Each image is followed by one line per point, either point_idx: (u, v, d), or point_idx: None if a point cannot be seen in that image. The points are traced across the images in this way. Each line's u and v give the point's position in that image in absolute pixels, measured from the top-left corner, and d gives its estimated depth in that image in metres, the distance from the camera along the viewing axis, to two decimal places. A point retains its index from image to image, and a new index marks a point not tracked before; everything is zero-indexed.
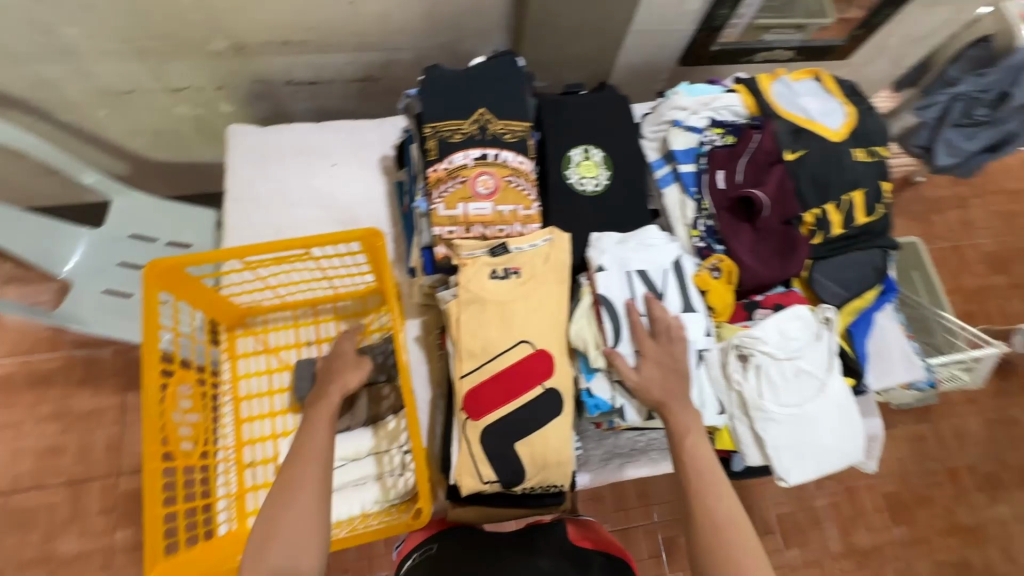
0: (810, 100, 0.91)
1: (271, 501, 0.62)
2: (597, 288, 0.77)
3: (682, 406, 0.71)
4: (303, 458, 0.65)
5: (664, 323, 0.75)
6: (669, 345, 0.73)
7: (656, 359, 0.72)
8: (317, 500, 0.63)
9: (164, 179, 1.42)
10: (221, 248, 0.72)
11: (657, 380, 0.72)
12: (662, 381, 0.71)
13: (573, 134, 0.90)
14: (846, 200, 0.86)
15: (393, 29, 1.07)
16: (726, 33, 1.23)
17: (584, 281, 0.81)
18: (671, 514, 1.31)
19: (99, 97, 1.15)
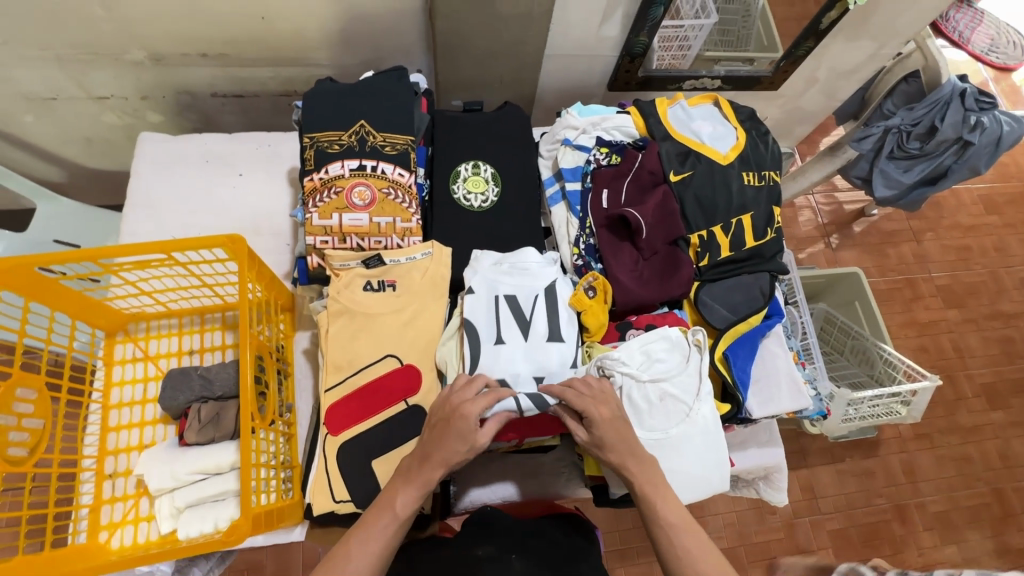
0: (703, 124, 0.91)
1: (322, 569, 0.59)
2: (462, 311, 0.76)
3: (639, 457, 0.66)
4: (379, 524, 0.62)
5: (590, 382, 0.69)
6: (610, 405, 0.67)
7: (604, 421, 0.66)
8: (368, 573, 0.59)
9: (100, 187, 1.43)
10: (74, 250, 0.71)
11: (610, 442, 0.66)
12: (616, 442, 0.66)
13: (466, 150, 0.90)
14: (734, 223, 0.86)
15: (311, 45, 1.09)
16: (671, 62, 1.32)
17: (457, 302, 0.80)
18: (610, 545, 1.26)
19: (23, 103, 1.15)
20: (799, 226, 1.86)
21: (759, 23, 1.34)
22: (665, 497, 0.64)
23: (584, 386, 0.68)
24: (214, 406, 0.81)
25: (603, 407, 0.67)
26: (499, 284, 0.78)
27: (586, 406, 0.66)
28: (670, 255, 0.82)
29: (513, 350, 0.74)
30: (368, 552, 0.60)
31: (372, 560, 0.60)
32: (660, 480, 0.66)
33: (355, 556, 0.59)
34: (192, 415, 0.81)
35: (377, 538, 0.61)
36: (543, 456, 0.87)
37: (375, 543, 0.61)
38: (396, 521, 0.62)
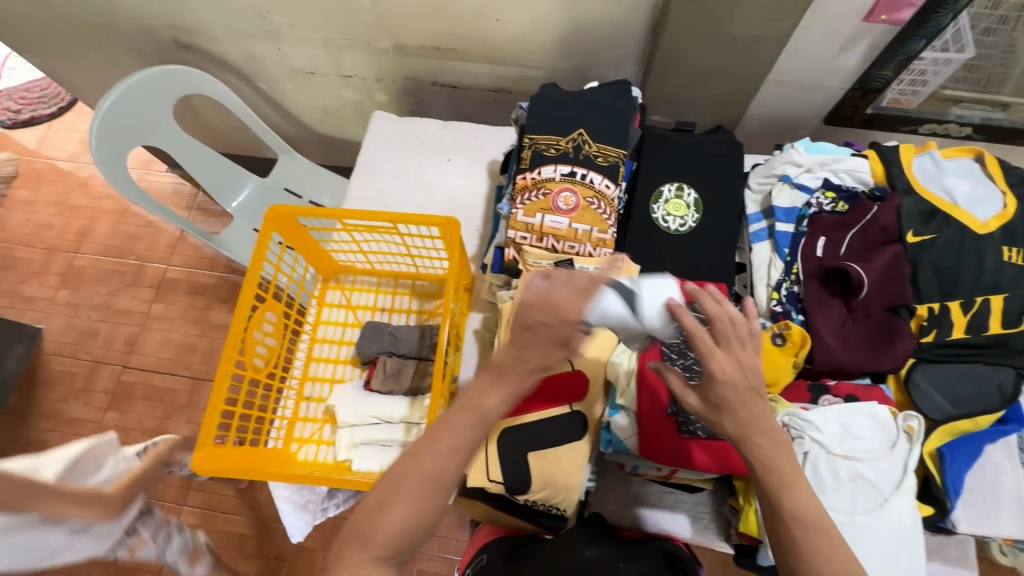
0: (958, 182, 0.79)
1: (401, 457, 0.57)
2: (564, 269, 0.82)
3: (769, 435, 0.56)
4: (453, 420, 0.57)
5: (724, 324, 0.56)
6: (738, 361, 0.55)
7: (729, 380, 0.55)
8: (447, 468, 0.56)
9: (322, 150, 1.67)
10: (328, 208, 0.85)
11: (733, 408, 0.56)
12: (739, 409, 0.56)
13: (671, 170, 0.88)
14: (978, 302, 0.73)
15: (531, 48, 1.15)
16: (897, 97, 1.11)
17: None
18: None
19: (289, 74, 1.37)
20: None
21: None
22: (798, 496, 0.54)
23: (717, 329, 0.56)
24: (397, 362, 0.92)
25: (729, 359, 0.55)
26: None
27: (706, 356, 0.55)
28: (886, 322, 0.73)
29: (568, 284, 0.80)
30: (450, 445, 0.57)
31: (455, 453, 0.57)
32: (791, 480, 0.55)
33: (439, 437, 0.56)
34: (378, 364, 0.92)
35: (460, 430, 0.57)
36: (682, 492, 0.84)
37: (463, 440, 0.57)
38: (479, 414, 0.57)
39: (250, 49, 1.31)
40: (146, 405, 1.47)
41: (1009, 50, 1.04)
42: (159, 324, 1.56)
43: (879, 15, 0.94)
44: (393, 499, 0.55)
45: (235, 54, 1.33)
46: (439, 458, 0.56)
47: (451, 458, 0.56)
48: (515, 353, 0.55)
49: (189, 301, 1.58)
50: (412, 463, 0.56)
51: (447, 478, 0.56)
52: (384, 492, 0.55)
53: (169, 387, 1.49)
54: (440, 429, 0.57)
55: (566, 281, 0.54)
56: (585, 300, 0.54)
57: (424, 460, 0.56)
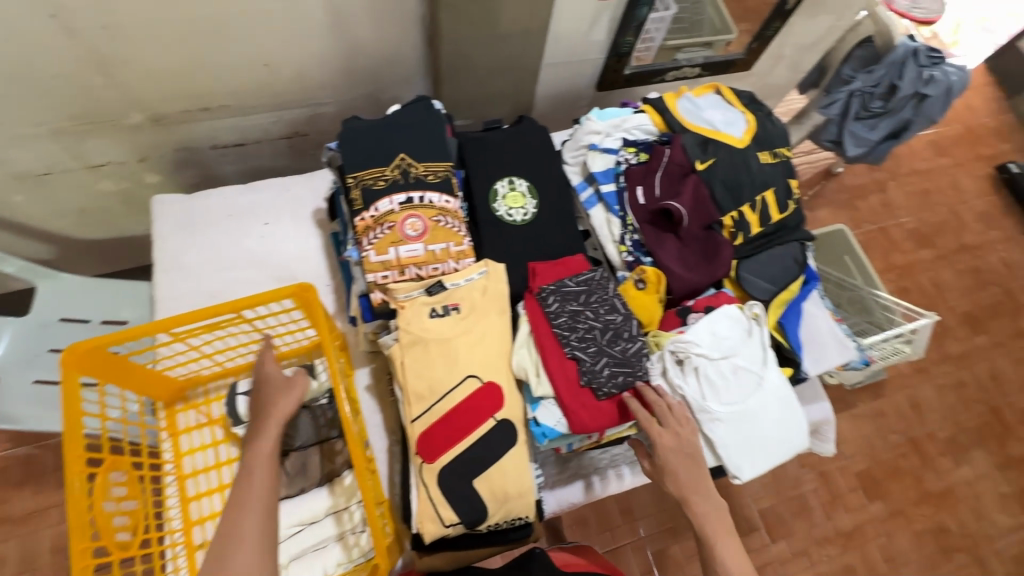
0: (712, 113, 0.97)
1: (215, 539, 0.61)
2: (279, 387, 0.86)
3: (703, 496, 0.73)
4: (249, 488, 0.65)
5: (666, 408, 0.74)
6: (676, 437, 0.73)
7: (670, 452, 0.73)
8: (261, 530, 0.62)
9: (94, 259, 1.37)
10: (142, 323, 0.70)
11: (674, 473, 0.74)
12: (677, 475, 0.73)
13: (497, 168, 0.92)
14: (759, 200, 0.92)
15: (313, 85, 1.09)
16: (637, 56, 1.31)
17: (522, 310, 0.83)
18: (658, 526, 1.26)
19: (14, 183, 1.09)
20: None
21: (710, 8, 1.31)
22: (725, 547, 0.71)
23: (659, 413, 0.74)
24: (299, 456, 0.82)
25: (670, 438, 0.73)
26: (564, 309, 0.80)
27: (653, 436, 0.73)
28: (707, 239, 0.87)
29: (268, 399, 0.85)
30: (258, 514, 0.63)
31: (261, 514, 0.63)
32: (723, 529, 0.73)
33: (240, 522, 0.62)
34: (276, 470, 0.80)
35: (253, 502, 0.64)
36: (615, 448, 0.91)
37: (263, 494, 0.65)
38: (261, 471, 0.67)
39: None
40: None
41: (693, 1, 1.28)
42: None
43: None
44: (235, 553, 0.60)
45: None
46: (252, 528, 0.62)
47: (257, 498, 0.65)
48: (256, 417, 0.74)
49: None
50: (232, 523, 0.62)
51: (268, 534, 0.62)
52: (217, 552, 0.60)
53: None
54: (242, 509, 0.63)
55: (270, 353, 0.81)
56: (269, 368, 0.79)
57: (242, 519, 0.62)
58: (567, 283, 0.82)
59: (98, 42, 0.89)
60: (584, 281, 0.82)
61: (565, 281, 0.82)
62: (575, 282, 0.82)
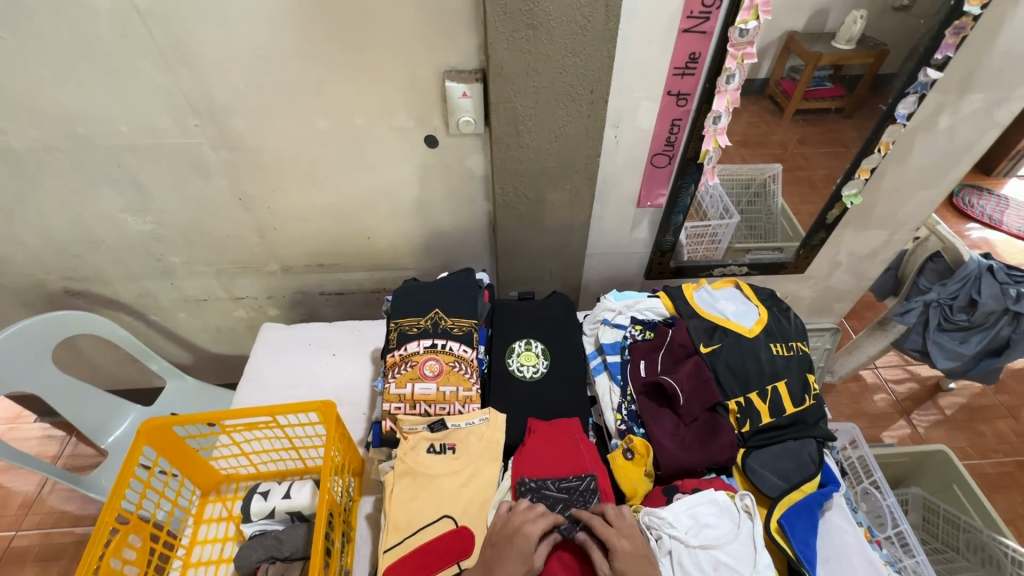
0: (726, 304, 1.03)
1: None
2: (287, 492, 0.94)
3: None
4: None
5: (615, 513, 0.75)
6: (633, 540, 0.71)
7: (627, 553, 0.69)
8: None
9: (216, 369, 1.71)
10: (203, 411, 0.89)
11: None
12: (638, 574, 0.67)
13: (520, 329, 1.06)
14: (770, 390, 0.91)
15: (400, 254, 1.39)
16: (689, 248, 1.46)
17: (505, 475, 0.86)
18: None
19: (183, 304, 1.48)
20: (872, 403, 1.79)
21: (783, 220, 1.49)
22: None
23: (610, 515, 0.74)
24: (281, 566, 0.86)
25: (626, 540, 0.71)
26: None
27: (610, 536, 0.71)
28: (709, 421, 0.87)
29: (276, 503, 0.93)
30: None
31: None
32: None
33: None
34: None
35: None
36: None
37: None
38: None
39: (143, 288, 1.42)
40: None
41: (767, 212, 1.49)
42: None
43: (646, 202, 1.30)
44: None
45: (127, 294, 1.43)
46: None
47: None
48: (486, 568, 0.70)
49: (36, 574, 1.39)
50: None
51: None
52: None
53: None
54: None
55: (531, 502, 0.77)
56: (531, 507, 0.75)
57: None
58: (548, 486, 0.82)
59: (261, 217, 1.28)
60: (567, 490, 0.82)
61: (547, 483, 0.82)
62: (557, 487, 0.82)
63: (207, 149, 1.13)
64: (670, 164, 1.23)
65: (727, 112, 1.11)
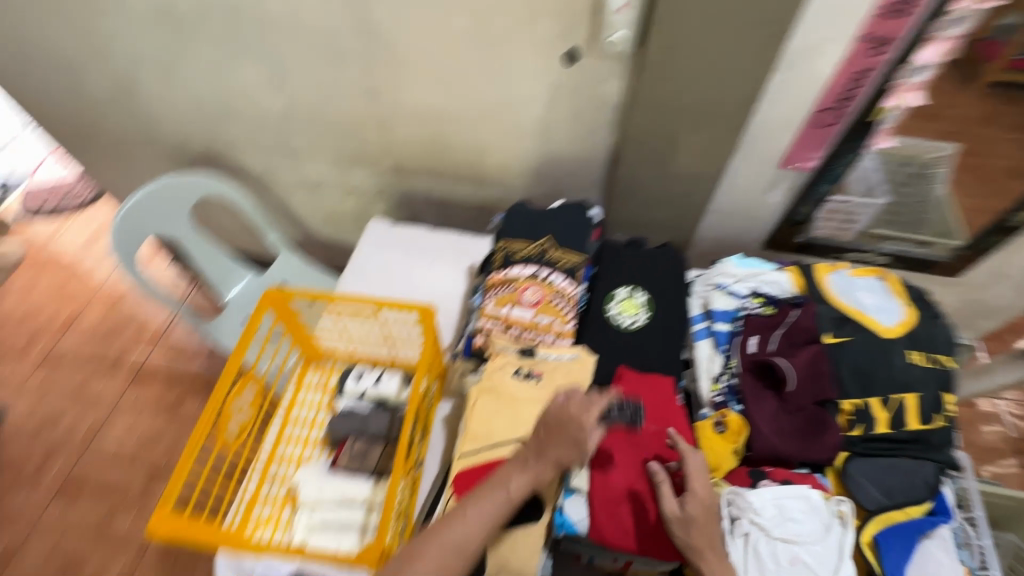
0: (866, 295, 0.92)
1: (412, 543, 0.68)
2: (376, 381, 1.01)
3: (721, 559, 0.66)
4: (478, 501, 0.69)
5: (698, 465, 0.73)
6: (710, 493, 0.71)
7: (704, 501, 0.69)
8: (462, 539, 0.67)
9: (320, 251, 1.82)
10: (318, 291, 0.95)
11: (700, 524, 0.68)
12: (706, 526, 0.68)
13: (625, 275, 1.01)
14: (895, 399, 0.82)
15: (511, 173, 1.35)
16: (819, 226, 1.29)
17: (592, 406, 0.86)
18: None
19: (300, 185, 1.56)
20: (986, 436, 1.59)
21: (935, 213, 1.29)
22: None
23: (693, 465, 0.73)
24: (365, 443, 0.94)
25: (704, 489, 0.71)
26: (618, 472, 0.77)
27: (691, 481, 0.71)
28: (817, 414, 0.81)
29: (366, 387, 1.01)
30: (465, 526, 0.68)
31: (477, 529, 0.68)
32: None
33: (456, 528, 0.67)
34: (346, 446, 0.94)
35: (476, 518, 0.68)
36: None
37: (486, 510, 0.69)
38: (508, 499, 0.70)
39: (268, 163, 1.51)
40: (96, 499, 1.48)
41: (922, 200, 1.29)
42: (131, 412, 1.62)
43: (790, 163, 1.14)
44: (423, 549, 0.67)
45: (255, 167, 1.53)
46: (473, 523, 0.68)
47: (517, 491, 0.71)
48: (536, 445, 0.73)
49: (163, 390, 1.66)
50: (449, 540, 0.67)
51: (469, 550, 0.67)
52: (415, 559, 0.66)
53: (124, 479, 1.51)
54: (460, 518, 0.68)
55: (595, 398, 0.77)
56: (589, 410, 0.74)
57: (454, 526, 0.68)
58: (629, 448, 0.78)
59: (385, 111, 1.27)
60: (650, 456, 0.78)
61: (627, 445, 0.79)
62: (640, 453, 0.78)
63: (345, 33, 1.12)
64: (836, 123, 1.05)
65: (935, 66, 0.94)
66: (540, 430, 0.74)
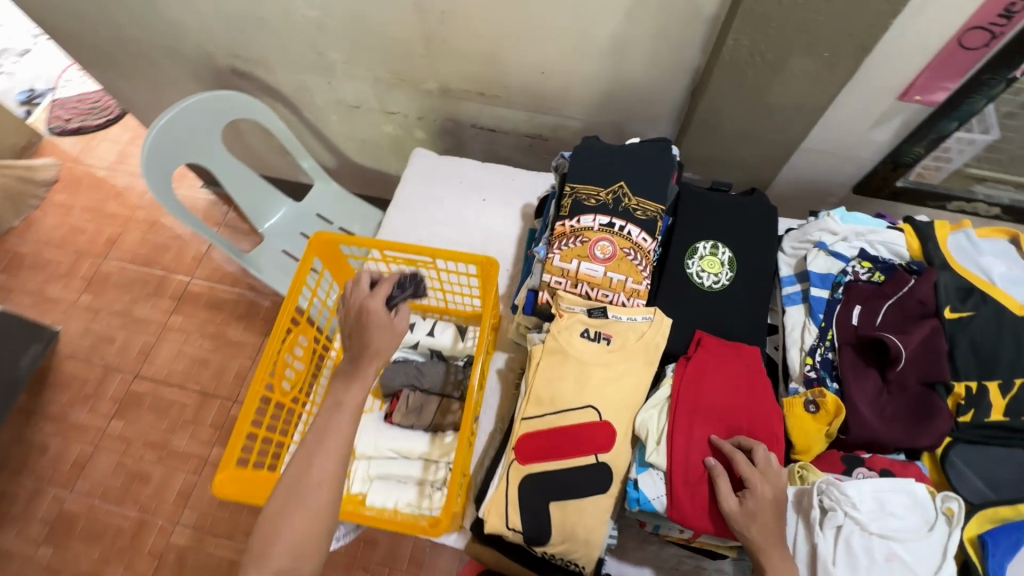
0: (995, 262, 0.80)
1: (285, 485, 0.61)
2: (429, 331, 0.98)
3: (783, 557, 0.63)
4: (332, 429, 0.64)
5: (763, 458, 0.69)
6: (775, 489, 0.67)
7: (767, 498, 0.65)
8: (335, 473, 0.62)
9: (356, 178, 1.71)
10: (368, 238, 0.87)
11: (760, 520, 0.65)
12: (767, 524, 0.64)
13: (707, 228, 0.89)
14: (1017, 384, 0.72)
15: (572, 100, 1.20)
16: (919, 171, 1.12)
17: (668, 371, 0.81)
18: None
19: (336, 106, 1.42)
20: None
21: None
22: None
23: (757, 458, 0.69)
24: (420, 397, 0.91)
25: (767, 484, 0.67)
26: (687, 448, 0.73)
27: (752, 476, 0.67)
28: (923, 396, 0.72)
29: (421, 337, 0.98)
30: (329, 455, 0.62)
31: (336, 459, 0.62)
32: None
33: (318, 460, 0.62)
34: (401, 399, 0.91)
35: (335, 441, 0.63)
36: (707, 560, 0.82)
37: (342, 437, 0.64)
38: (341, 411, 0.66)
39: (301, 82, 1.37)
40: (152, 417, 1.53)
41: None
42: (178, 336, 1.64)
43: (914, 94, 0.96)
44: (308, 494, 0.60)
45: (286, 85, 1.39)
46: (331, 448, 0.63)
47: (350, 408, 0.66)
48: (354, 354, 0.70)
49: (207, 315, 1.66)
50: (291, 486, 0.61)
51: (333, 475, 0.62)
52: (289, 488, 0.61)
53: (177, 400, 1.55)
54: (324, 448, 0.63)
55: (387, 285, 0.75)
56: (375, 299, 0.72)
57: (316, 460, 0.62)
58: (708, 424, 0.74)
59: (432, 22, 1.10)
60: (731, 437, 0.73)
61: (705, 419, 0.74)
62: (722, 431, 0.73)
63: None
64: (988, 46, 0.86)
65: None
66: (355, 341, 0.71)
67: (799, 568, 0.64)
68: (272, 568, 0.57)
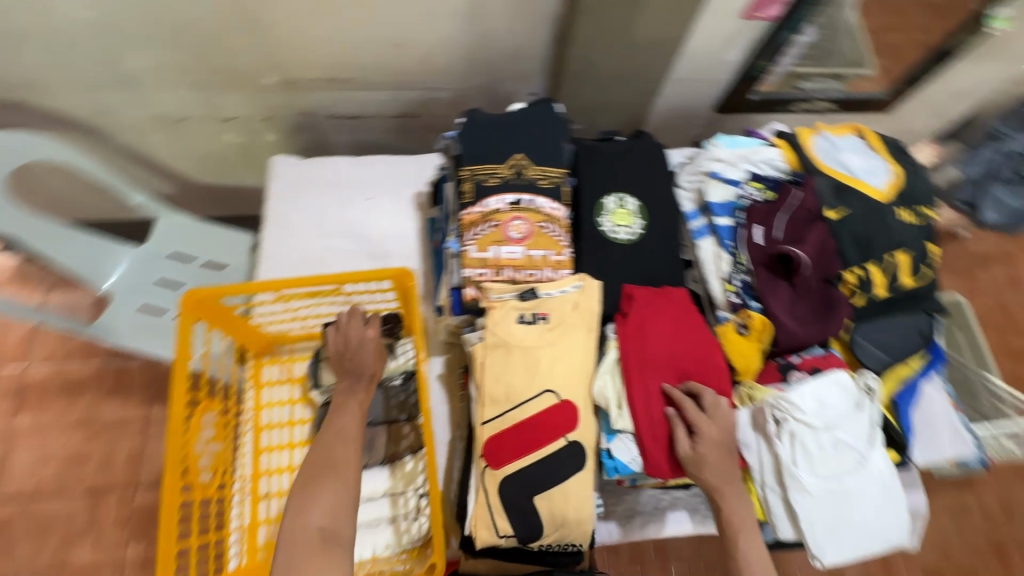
0: (851, 157, 0.89)
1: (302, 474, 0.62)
2: None
3: (734, 488, 0.69)
4: (343, 416, 0.68)
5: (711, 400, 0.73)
6: (721, 428, 0.71)
7: (714, 440, 0.70)
8: (351, 455, 0.64)
9: (206, 203, 1.39)
10: (253, 282, 0.74)
11: (710, 460, 0.70)
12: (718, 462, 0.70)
13: (609, 181, 0.88)
14: (890, 260, 0.82)
15: (437, 68, 1.09)
16: (765, 81, 1.13)
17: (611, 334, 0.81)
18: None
19: (155, 123, 1.16)
20: None
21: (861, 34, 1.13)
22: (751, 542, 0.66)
23: (705, 401, 0.73)
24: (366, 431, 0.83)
25: (713, 427, 0.71)
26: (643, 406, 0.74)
27: (699, 421, 0.71)
28: (825, 294, 0.80)
29: None
30: (349, 442, 0.65)
31: (354, 445, 0.65)
32: (747, 523, 0.68)
33: (336, 450, 0.64)
34: None
35: (349, 437, 0.66)
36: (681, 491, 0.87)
37: (349, 435, 0.66)
38: (351, 413, 0.69)
39: (98, 101, 1.09)
40: (31, 543, 1.22)
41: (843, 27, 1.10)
42: (29, 441, 1.29)
43: (755, 13, 0.98)
44: (326, 477, 0.62)
45: (78, 108, 1.11)
46: (347, 437, 0.66)
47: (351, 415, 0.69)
48: (351, 377, 0.73)
49: (65, 405, 1.31)
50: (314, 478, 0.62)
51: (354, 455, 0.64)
52: (305, 484, 0.61)
53: (60, 512, 1.24)
54: (337, 441, 0.65)
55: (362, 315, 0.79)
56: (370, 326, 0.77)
57: (338, 446, 0.65)
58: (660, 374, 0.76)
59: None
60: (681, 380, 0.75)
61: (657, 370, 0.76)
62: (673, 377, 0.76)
63: None
64: None
65: None
66: (353, 363, 0.74)
67: (766, 477, 0.72)
68: (316, 526, 0.58)
